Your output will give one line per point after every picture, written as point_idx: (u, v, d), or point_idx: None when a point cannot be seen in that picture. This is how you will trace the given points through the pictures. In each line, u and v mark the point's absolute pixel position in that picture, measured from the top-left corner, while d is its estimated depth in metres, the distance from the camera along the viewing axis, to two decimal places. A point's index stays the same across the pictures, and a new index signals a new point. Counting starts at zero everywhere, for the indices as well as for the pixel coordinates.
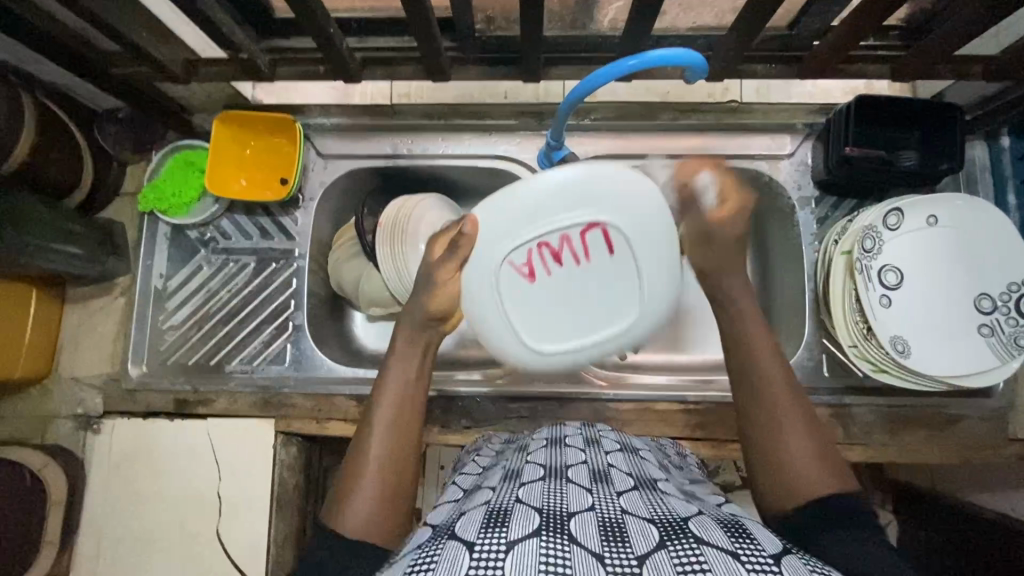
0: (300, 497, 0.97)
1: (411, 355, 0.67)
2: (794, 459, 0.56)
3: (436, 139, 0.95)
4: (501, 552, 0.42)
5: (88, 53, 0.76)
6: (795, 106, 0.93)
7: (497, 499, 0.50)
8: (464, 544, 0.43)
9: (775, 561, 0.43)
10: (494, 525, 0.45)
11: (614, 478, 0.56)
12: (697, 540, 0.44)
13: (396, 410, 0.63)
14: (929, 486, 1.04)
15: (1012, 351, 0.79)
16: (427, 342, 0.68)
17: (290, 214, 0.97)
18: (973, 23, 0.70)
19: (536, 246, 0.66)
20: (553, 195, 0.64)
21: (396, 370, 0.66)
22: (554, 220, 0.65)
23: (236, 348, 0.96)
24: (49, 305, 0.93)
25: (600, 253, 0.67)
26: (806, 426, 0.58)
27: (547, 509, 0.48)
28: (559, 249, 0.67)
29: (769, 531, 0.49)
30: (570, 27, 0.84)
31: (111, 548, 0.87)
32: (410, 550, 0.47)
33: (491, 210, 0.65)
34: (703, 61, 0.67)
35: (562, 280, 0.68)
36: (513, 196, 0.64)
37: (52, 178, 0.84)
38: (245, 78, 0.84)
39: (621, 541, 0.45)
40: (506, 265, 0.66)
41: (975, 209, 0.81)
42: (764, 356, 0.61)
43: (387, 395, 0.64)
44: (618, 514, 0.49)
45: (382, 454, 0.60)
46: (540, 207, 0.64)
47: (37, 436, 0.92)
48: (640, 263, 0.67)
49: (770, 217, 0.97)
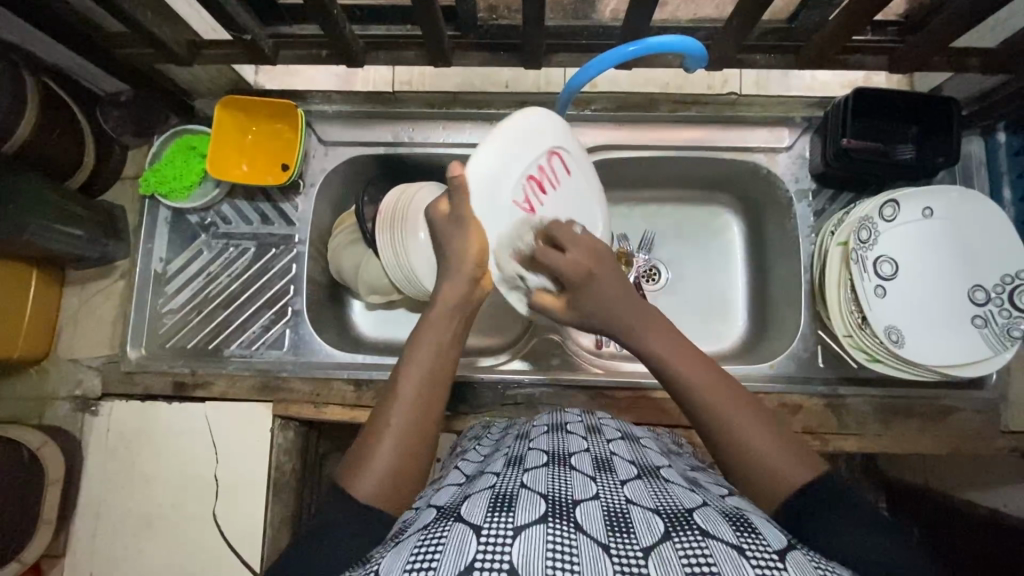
0: (297, 481, 0.97)
1: (441, 326, 0.65)
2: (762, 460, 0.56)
3: (437, 128, 0.95)
4: (508, 538, 0.42)
5: (93, 33, 0.77)
6: (793, 99, 0.93)
7: (501, 484, 0.51)
8: (471, 527, 0.43)
9: (780, 557, 0.43)
10: (500, 510, 0.45)
11: (617, 466, 0.56)
12: (702, 533, 0.45)
13: (421, 381, 0.62)
14: (921, 483, 1.04)
15: (1006, 342, 0.79)
16: (460, 319, 0.67)
17: (291, 200, 0.98)
18: (968, 15, 0.70)
19: (526, 183, 0.68)
20: (518, 130, 0.67)
21: (427, 341, 0.65)
22: (532, 152, 0.68)
23: (234, 333, 0.96)
24: (48, 287, 0.93)
25: (562, 177, 0.72)
26: (759, 422, 0.59)
27: (552, 496, 0.48)
28: (542, 180, 0.69)
29: (773, 527, 0.49)
30: (570, 16, 0.84)
31: (108, 528, 0.87)
32: (414, 531, 0.47)
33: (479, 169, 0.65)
34: (703, 49, 0.69)
35: (552, 207, 0.71)
36: (493, 140, 0.65)
37: (55, 158, 0.85)
38: (248, 62, 0.85)
39: (626, 530, 0.45)
40: (514, 208, 0.67)
41: (968, 201, 0.82)
42: (692, 363, 0.64)
43: (416, 365, 0.63)
44: (622, 504, 0.49)
45: (404, 423, 0.60)
46: (513, 145, 0.66)
47: (34, 416, 0.92)
48: (579, 185, 0.75)
49: (768, 210, 0.98)
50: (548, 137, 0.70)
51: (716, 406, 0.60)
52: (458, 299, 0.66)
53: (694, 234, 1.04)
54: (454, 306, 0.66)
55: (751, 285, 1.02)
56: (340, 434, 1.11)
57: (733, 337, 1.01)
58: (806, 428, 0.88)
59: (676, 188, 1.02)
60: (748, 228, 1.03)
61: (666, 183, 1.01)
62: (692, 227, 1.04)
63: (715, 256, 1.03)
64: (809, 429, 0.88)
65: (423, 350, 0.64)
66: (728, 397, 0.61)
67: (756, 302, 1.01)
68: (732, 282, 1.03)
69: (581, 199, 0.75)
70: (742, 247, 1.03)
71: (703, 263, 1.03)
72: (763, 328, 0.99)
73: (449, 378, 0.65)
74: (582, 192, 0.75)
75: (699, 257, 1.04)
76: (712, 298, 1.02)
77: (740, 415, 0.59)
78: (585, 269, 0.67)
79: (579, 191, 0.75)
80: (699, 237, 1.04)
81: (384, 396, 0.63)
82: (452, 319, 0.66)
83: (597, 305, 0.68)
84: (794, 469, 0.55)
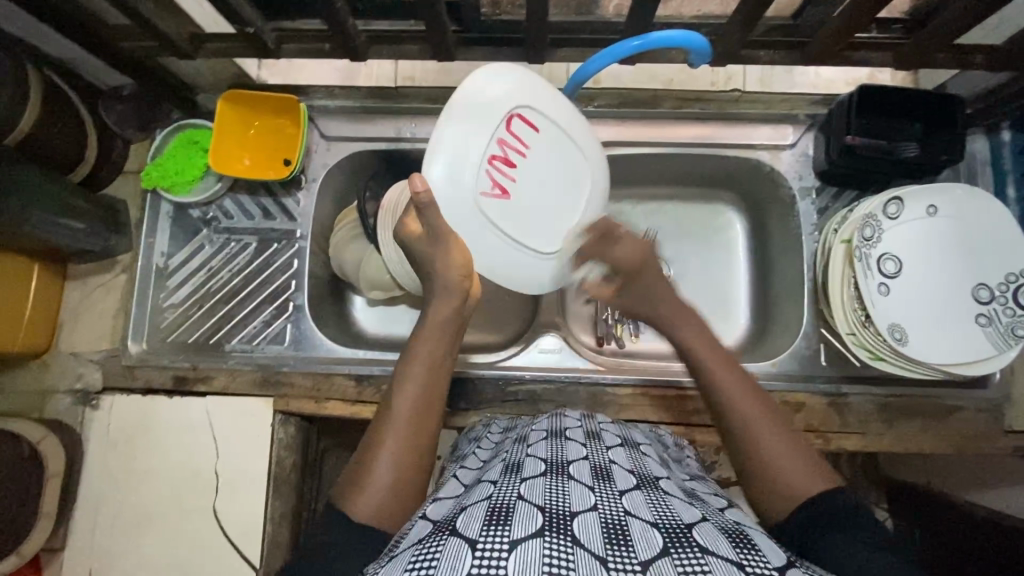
0: (298, 477, 0.97)
1: (432, 342, 0.65)
2: (782, 470, 0.56)
3: (439, 123, 0.95)
4: (504, 552, 0.41)
5: (95, 25, 0.77)
6: (797, 96, 0.93)
7: (498, 495, 0.50)
8: (466, 542, 0.43)
9: (779, 575, 0.43)
10: (496, 522, 0.44)
11: (616, 476, 0.55)
12: (701, 549, 0.44)
13: (415, 397, 0.62)
14: (924, 484, 1.04)
15: (1010, 341, 0.79)
16: (451, 333, 0.66)
17: (293, 195, 0.98)
18: (973, 10, 0.70)
19: (490, 165, 0.65)
20: (468, 112, 0.63)
21: (419, 358, 0.64)
22: (487, 129, 0.64)
23: (236, 328, 0.96)
24: (50, 280, 0.93)
25: (533, 138, 0.67)
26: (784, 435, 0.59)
27: (549, 508, 0.47)
28: (507, 154, 0.66)
29: (772, 542, 0.49)
30: (575, 12, 0.84)
31: (108, 522, 0.87)
32: (409, 546, 0.47)
33: (435, 175, 0.63)
34: (706, 43, 0.69)
35: (527, 176, 0.67)
36: (439, 136, 0.63)
37: (57, 151, 0.85)
38: (252, 55, 0.84)
39: (625, 544, 0.44)
40: (481, 197, 0.65)
41: (974, 199, 0.81)
42: (725, 366, 0.64)
43: (408, 381, 0.63)
44: (620, 515, 0.48)
45: (400, 443, 0.59)
46: (460, 134, 0.63)
47: (34, 410, 0.92)
48: (562, 140, 0.69)
49: (771, 209, 0.98)
50: (509, 102, 0.65)
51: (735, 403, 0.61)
52: (449, 315, 0.66)
53: (697, 232, 1.04)
54: (445, 320, 0.66)
55: (754, 283, 1.02)
56: (341, 430, 1.11)
57: (735, 336, 1.01)
58: (808, 427, 0.88)
59: (679, 185, 1.02)
60: (750, 226, 1.02)
61: (668, 181, 1.01)
62: (695, 225, 1.04)
63: (718, 254, 1.03)
64: (812, 428, 0.87)
65: (415, 367, 0.64)
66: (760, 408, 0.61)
67: (759, 301, 1.01)
68: (734, 280, 1.02)
69: (569, 154, 0.70)
70: (744, 245, 1.03)
71: (705, 262, 1.03)
72: (765, 327, 0.99)
73: (443, 392, 0.65)
74: (564, 145, 0.69)
75: (702, 255, 1.03)
76: (715, 296, 1.02)
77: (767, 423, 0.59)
78: (640, 260, 0.71)
79: (563, 147, 0.69)
80: (702, 235, 1.04)
81: (380, 413, 0.62)
82: (445, 334, 0.66)
83: (642, 296, 0.73)
84: (806, 484, 0.55)
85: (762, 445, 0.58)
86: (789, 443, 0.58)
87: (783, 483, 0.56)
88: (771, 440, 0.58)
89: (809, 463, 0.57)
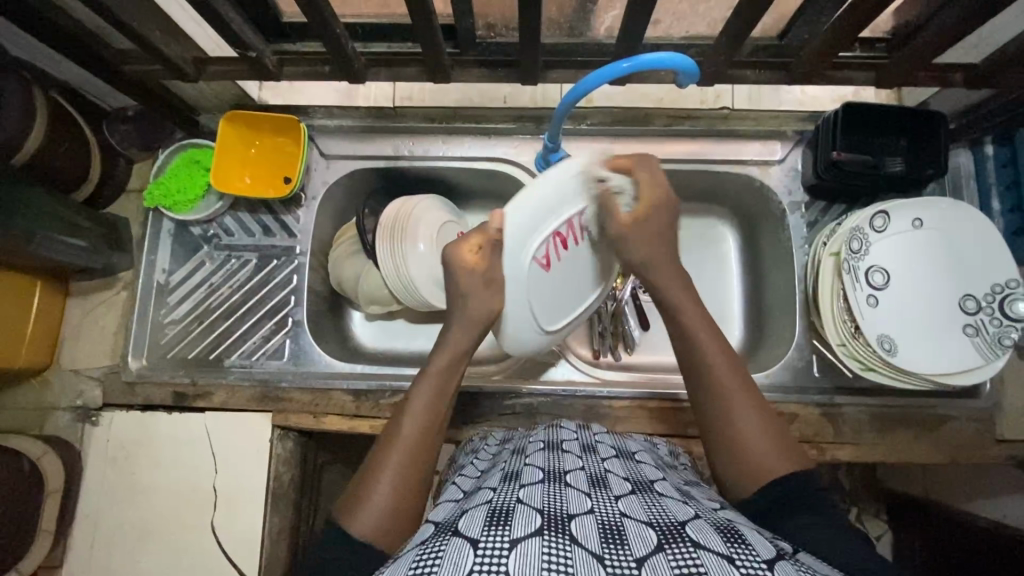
0: (295, 492, 0.97)
1: (443, 373, 0.68)
2: (752, 449, 0.60)
3: (436, 141, 0.97)
4: (504, 550, 0.42)
5: (101, 49, 0.79)
6: (786, 114, 0.96)
7: (497, 499, 0.50)
8: (468, 540, 0.44)
9: (769, 566, 0.43)
10: (497, 524, 0.45)
11: (612, 483, 0.56)
12: (694, 544, 0.45)
13: (421, 424, 0.64)
14: (921, 495, 1.04)
15: (997, 351, 0.80)
16: (457, 368, 0.69)
17: (292, 212, 0.99)
18: (951, 31, 0.73)
19: (552, 239, 0.69)
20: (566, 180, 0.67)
21: (427, 386, 0.67)
22: (568, 210, 0.69)
23: (235, 343, 0.97)
24: (52, 298, 0.94)
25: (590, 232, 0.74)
26: (757, 417, 0.62)
27: (548, 510, 0.48)
28: (568, 236, 0.71)
29: (763, 537, 0.49)
30: (567, 34, 0.87)
31: (107, 539, 0.87)
32: (413, 546, 0.47)
33: (514, 225, 0.66)
34: (695, 66, 0.69)
35: (568, 261, 0.73)
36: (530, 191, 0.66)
37: (62, 172, 0.87)
38: (254, 77, 0.88)
39: (619, 543, 0.45)
40: (531, 262, 0.69)
41: (957, 213, 0.83)
42: (704, 329, 0.68)
43: (415, 407, 0.65)
44: (616, 518, 0.49)
45: (404, 464, 0.61)
46: (555, 202, 0.67)
47: (35, 427, 0.93)
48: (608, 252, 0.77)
49: (762, 223, 1.00)
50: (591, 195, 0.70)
51: (718, 376, 0.65)
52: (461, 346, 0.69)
53: (690, 246, 1.05)
54: (456, 352, 0.69)
55: (747, 296, 1.03)
56: (339, 443, 1.12)
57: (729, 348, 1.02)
58: (803, 438, 0.89)
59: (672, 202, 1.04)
60: (742, 240, 1.04)
61: None
62: (688, 238, 1.05)
63: (711, 267, 1.05)
64: (806, 438, 0.88)
65: (423, 397, 0.66)
66: (736, 387, 0.64)
67: (753, 311, 1.02)
68: (726, 295, 1.04)
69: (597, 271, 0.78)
70: (737, 258, 1.05)
71: (696, 277, 1.05)
72: (759, 338, 1.00)
73: (448, 418, 0.67)
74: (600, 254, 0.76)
75: (695, 269, 1.05)
76: (710, 309, 1.03)
77: (739, 399, 0.63)
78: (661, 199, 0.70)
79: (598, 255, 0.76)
80: (694, 249, 1.05)
81: (387, 433, 0.64)
82: (455, 363, 0.69)
83: (647, 238, 0.71)
84: (777, 466, 0.59)
85: (734, 418, 0.63)
86: (763, 427, 0.62)
87: (753, 462, 0.60)
88: (743, 410, 0.63)
89: (778, 443, 0.61)
